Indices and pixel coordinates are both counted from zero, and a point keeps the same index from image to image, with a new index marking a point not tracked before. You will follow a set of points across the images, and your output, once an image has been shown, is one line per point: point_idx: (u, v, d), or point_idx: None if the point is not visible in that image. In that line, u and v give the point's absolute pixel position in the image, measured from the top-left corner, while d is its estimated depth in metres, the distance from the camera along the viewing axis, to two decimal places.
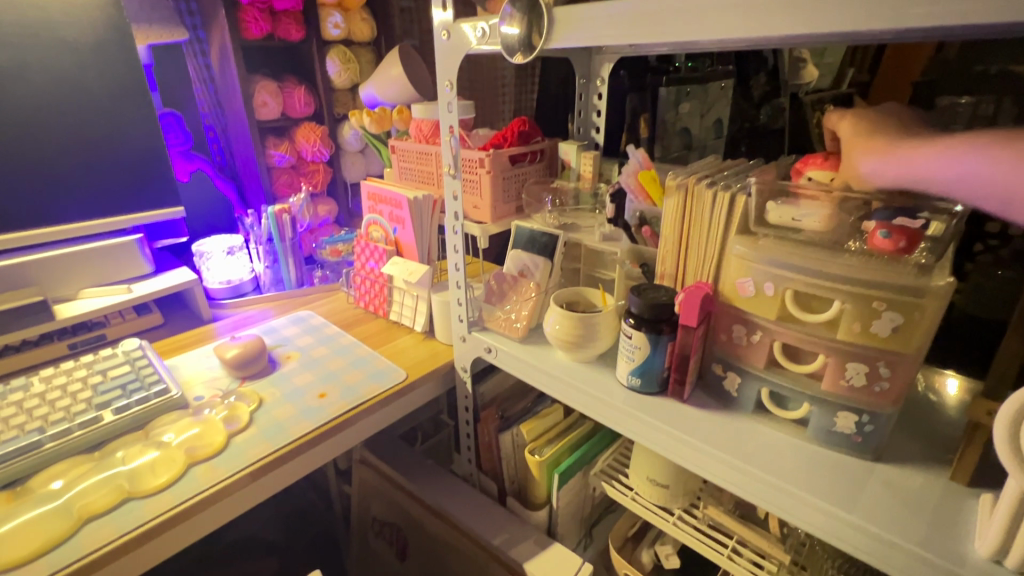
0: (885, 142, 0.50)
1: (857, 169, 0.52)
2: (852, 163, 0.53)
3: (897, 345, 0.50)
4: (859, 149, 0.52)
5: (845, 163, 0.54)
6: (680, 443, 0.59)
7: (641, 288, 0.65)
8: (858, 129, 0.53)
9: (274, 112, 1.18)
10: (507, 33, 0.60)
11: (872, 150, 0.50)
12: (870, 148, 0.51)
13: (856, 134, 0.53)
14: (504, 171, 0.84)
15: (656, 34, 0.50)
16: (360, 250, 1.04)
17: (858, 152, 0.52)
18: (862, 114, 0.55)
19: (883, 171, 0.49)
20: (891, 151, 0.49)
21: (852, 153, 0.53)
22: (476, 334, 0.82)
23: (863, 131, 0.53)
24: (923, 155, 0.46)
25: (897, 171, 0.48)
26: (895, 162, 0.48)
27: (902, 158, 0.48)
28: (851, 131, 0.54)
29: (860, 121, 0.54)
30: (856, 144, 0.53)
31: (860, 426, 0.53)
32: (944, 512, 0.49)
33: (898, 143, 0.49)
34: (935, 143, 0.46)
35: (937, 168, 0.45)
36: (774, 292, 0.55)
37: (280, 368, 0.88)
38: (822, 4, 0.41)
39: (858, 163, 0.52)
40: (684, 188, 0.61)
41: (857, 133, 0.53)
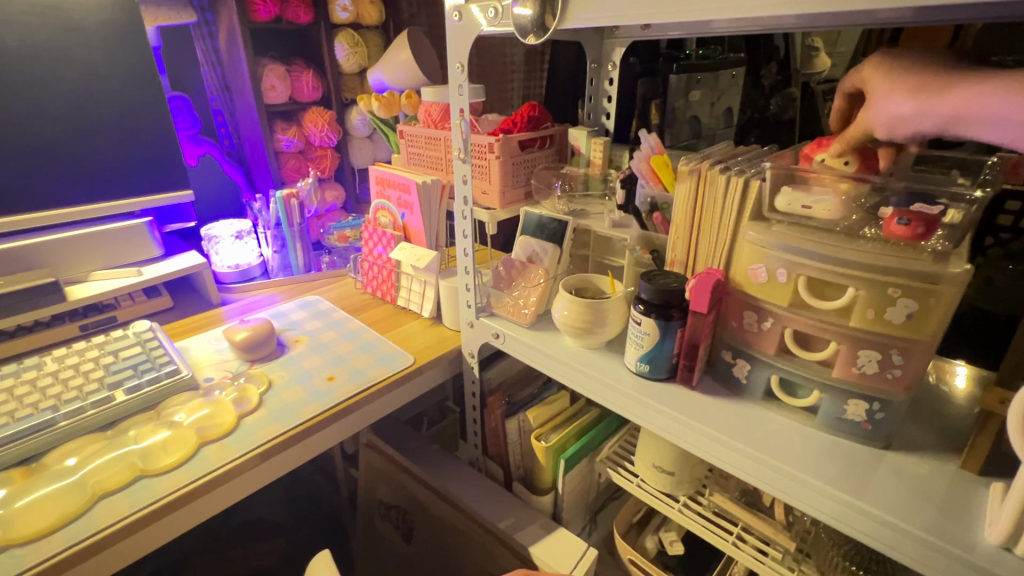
0: (922, 81, 0.46)
1: (888, 114, 0.48)
2: (881, 106, 0.49)
3: (910, 332, 0.49)
4: (888, 91, 0.48)
5: (872, 111, 0.50)
6: (689, 428, 0.59)
7: (651, 274, 0.64)
8: (889, 70, 0.49)
9: (282, 95, 1.17)
10: (519, 14, 0.58)
11: (905, 90, 0.47)
12: (903, 88, 0.47)
13: (887, 74, 0.49)
14: (514, 156, 0.84)
15: (670, 14, 0.49)
16: (368, 236, 1.03)
17: (887, 96, 0.48)
18: (889, 57, 0.50)
19: (921, 113, 0.45)
20: (922, 94, 0.45)
21: (881, 94, 0.49)
22: (484, 320, 0.82)
23: (893, 70, 0.49)
24: (970, 94, 0.42)
25: (938, 112, 0.44)
26: (933, 103, 0.44)
27: (945, 97, 0.44)
28: (880, 73, 0.50)
29: (888, 63, 0.50)
30: (886, 85, 0.48)
31: (870, 414, 0.53)
32: (955, 501, 0.49)
33: (936, 83, 0.45)
34: (986, 81, 0.42)
35: (986, 111, 0.41)
36: (787, 278, 0.55)
37: (288, 351, 0.88)
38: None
39: (889, 105, 0.48)
40: (697, 173, 0.60)
41: (885, 75, 0.49)
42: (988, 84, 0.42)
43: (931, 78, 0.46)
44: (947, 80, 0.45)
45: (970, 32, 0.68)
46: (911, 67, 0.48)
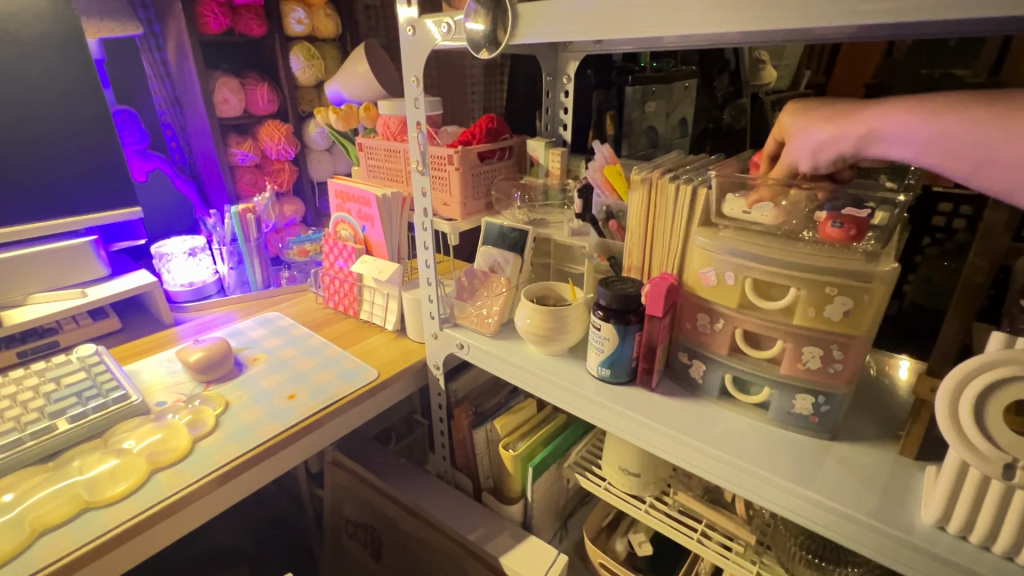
0: (834, 112, 0.50)
1: (808, 141, 0.52)
2: (802, 135, 0.53)
3: (848, 329, 0.52)
4: (808, 122, 0.52)
5: (793, 143, 0.54)
6: (648, 428, 0.61)
7: (609, 280, 0.66)
8: (806, 108, 0.54)
9: (236, 109, 1.15)
10: (473, 29, 0.60)
11: (821, 120, 0.51)
12: (816, 121, 0.51)
13: (805, 111, 0.53)
14: (473, 167, 0.86)
15: (615, 30, 0.50)
16: (328, 250, 1.02)
17: (806, 128, 0.52)
18: (806, 102, 0.55)
19: (838, 137, 0.49)
20: (835, 120, 0.49)
21: (798, 128, 0.53)
22: (448, 331, 0.82)
23: (812, 109, 0.53)
24: (878, 115, 0.46)
25: (852, 133, 0.48)
26: (847, 126, 0.48)
27: (853, 123, 0.48)
28: (797, 112, 0.55)
29: (804, 104, 0.55)
30: (801, 122, 0.53)
31: (817, 407, 0.56)
32: (896, 485, 0.52)
33: (845, 114, 0.49)
34: (893, 104, 0.46)
35: (902, 126, 0.44)
36: (734, 281, 0.57)
37: (246, 370, 0.85)
38: (768, 4, 0.42)
39: (809, 133, 0.52)
40: (649, 182, 0.63)
41: (800, 113, 0.54)
42: (890, 109, 0.46)
43: (842, 111, 0.50)
44: (855, 110, 0.49)
45: (901, 46, 0.73)
46: (824, 104, 0.53)
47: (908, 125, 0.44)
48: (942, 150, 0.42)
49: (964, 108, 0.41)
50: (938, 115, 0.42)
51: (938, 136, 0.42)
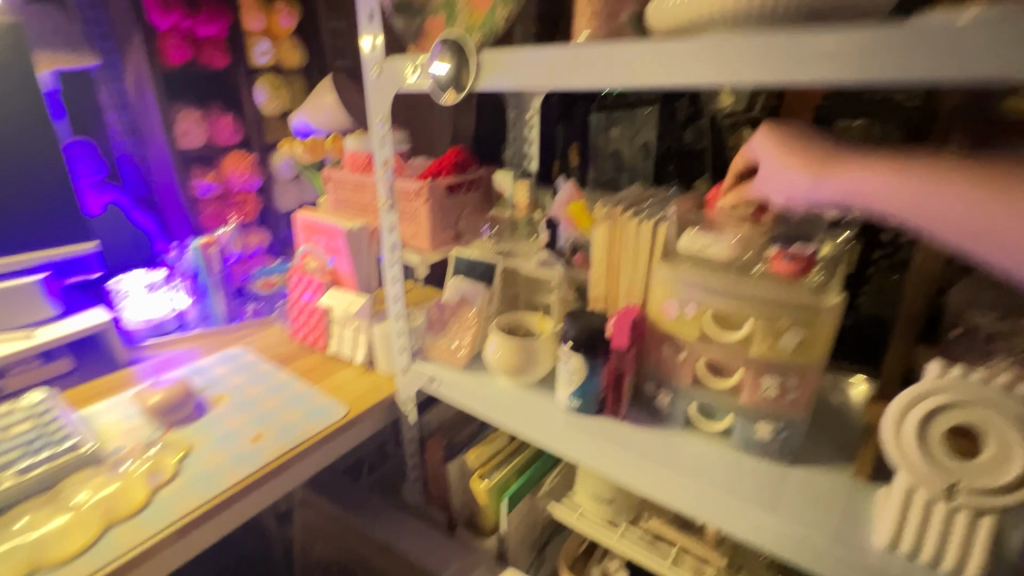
0: (813, 158, 0.49)
1: (784, 185, 0.50)
2: (779, 178, 0.51)
3: (802, 358, 0.55)
4: (786, 164, 0.50)
5: (770, 182, 0.53)
6: (618, 459, 0.62)
7: (576, 313, 0.68)
8: (785, 145, 0.52)
9: (197, 141, 1.13)
10: (439, 69, 0.61)
11: (799, 165, 0.49)
12: (798, 164, 0.49)
13: (782, 149, 0.52)
14: (441, 200, 0.87)
15: (570, 80, 0.52)
16: (295, 282, 1.01)
17: (783, 172, 0.51)
18: (787, 134, 0.53)
19: (815, 189, 0.47)
20: (814, 171, 0.48)
21: (777, 166, 0.51)
22: (418, 365, 0.82)
23: (792, 148, 0.51)
24: (854, 174, 0.44)
25: (826, 189, 0.46)
26: (824, 180, 0.47)
27: (834, 173, 0.46)
28: (776, 148, 0.53)
29: (786, 139, 0.53)
30: (781, 161, 0.51)
31: (777, 433, 0.58)
32: (851, 506, 0.54)
33: (826, 160, 0.48)
34: (874, 162, 0.44)
35: (877, 189, 0.43)
36: (694, 313, 0.59)
37: (209, 411, 0.83)
38: (707, 61, 0.43)
39: (785, 179, 0.50)
40: (610, 219, 0.65)
41: (781, 150, 0.52)
42: (870, 164, 0.44)
43: (823, 154, 0.48)
44: (836, 158, 0.47)
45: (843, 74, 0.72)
46: (806, 144, 0.51)
47: (886, 189, 0.42)
48: (917, 219, 0.40)
49: (944, 177, 0.39)
50: (914, 175, 0.41)
51: (910, 197, 0.40)
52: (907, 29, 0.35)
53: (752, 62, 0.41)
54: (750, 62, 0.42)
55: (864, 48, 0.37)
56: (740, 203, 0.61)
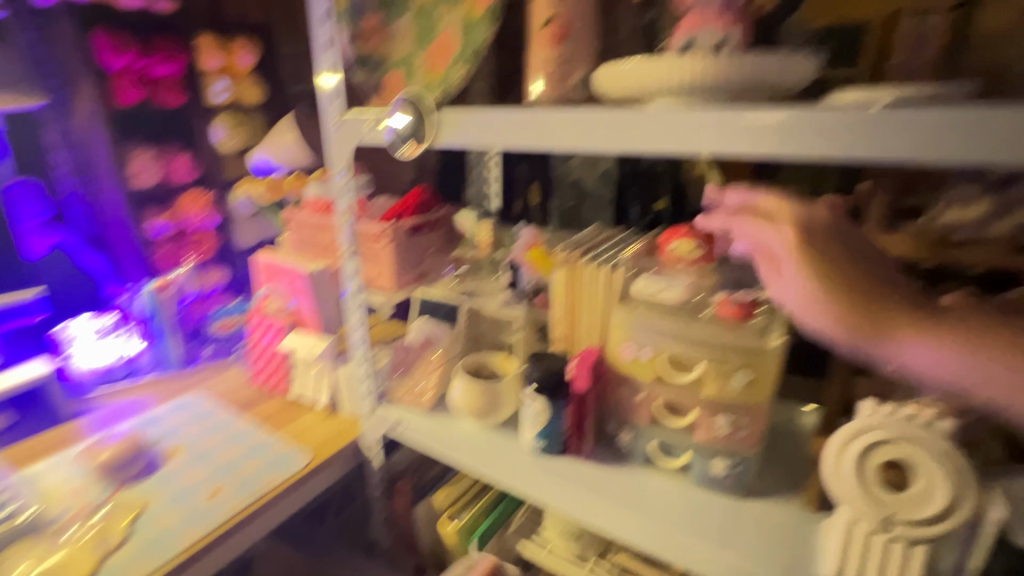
0: (848, 297, 0.39)
1: (811, 321, 0.40)
2: (804, 312, 0.41)
3: (749, 399, 0.58)
4: (812, 297, 0.40)
5: (789, 305, 0.43)
6: (581, 500, 0.63)
7: (539, 355, 0.70)
8: (808, 264, 0.41)
9: (152, 180, 1.12)
10: (400, 119, 0.62)
11: (829, 303, 0.39)
12: (826, 301, 0.39)
13: (806, 271, 0.41)
14: (405, 241, 0.88)
15: (523, 141, 0.54)
16: (255, 325, 0.99)
17: (806, 308, 0.41)
18: (805, 246, 0.42)
19: (858, 346, 0.38)
20: (853, 320, 0.38)
21: (796, 292, 0.41)
22: (382, 410, 0.83)
23: (815, 274, 0.41)
24: (915, 343, 0.36)
25: (877, 351, 0.37)
26: (873, 338, 0.37)
27: (884, 333, 0.37)
28: (795, 267, 0.42)
29: (800, 250, 0.42)
30: (802, 292, 0.41)
31: (731, 469, 0.61)
32: (801, 538, 0.57)
33: (867, 303, 0.38)
34: (936, 328, 0.35)
35: (947, 372, 0.35)
36: (649, 356, 0.62)
37: (162, 466, 0.80)
38: (644, 130, 0.48)
39: (812, 316, 0.40)
40: (568, 263, 0.68)
41: (799, 272, 0.42)
42: (934, 331, 0.35)
43: (859, 292, 0.39)
44: (880, 302, 0.38)
45: None
46: (829, 264, 0.41)
47: (960, 375, 0.34)
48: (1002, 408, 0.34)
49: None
50: (991, 363, 0.33)
51: (980, 394, 0.34)
52: (815, 111, 0.40)
53: (687, 134, 0.46)
54: (683, 132, 0.46)
55: (786, 124, 0.41)
56: (685, 243, 0.63)
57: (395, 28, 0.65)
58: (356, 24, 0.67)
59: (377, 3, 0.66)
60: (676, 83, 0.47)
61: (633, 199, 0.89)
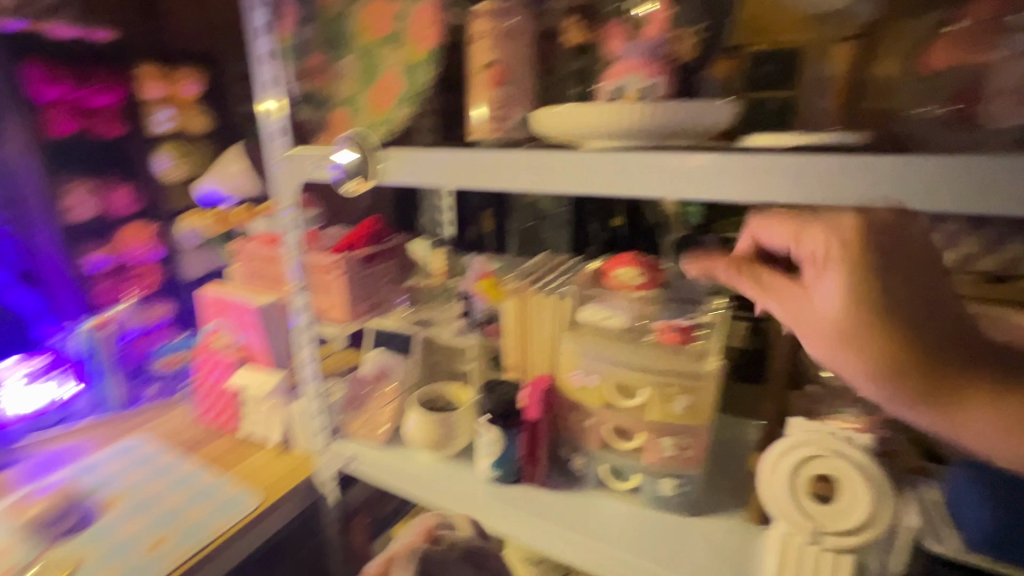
0: (908, 371, 0.41)
1: (856, 380, 0.44)
2: (853, 374, 0.44)
3: (690, 420, 0.61)
4: (860, 366, 0.43)
5: (829, 358, 0.45)
6: (537, 529, 0.64)
7: (493, 385, 0.71)
8: (863, 331, 0.42)
9: (89, 213, 1.08)
10: (348, 157, 0.62)
11: (880, 374, 0.42)
12: (899, 391, 0.42)
13: (858, 339, 0.42)
14: (358, 272, 0.87)
15: (467, 180, 0.56)
16: (202, 361, 0.96)
17: (855, 373, 0.44)
18: (867, 308, 0.42)
19: (911, 414, 0.43)
20: (909, 395, 0.42)
21: (860, 374, 0.43)
22: (337, 444, 0.82)
23: (872, 341, 0.42)
24: (973, 425, 0.40)
25: (931, 422, 0.42)
26: (925, 412, 0.42)
27: (949, 416, 0.41)
28: (847, 332, 0.43)
29: (860, 327, 0.42)
30: (872, 380, 0.43)
31: (678, 487, 0.63)
32: (745, 553, 0.59)
33: (931, 382, 0.41)
34: (999, 414, 0.39)
35: (997, 448, 0.40)
36: (597, 383, 0.64)
37: (99, 518, 0.75)
38: (578, 171, 0.51)
39: (863, 380, 0.44)
40: (518, 293, 0.70)
41: (859, 350, 0.42)
42: (1002, 412, 0.39)
43: (928, 373, 0.41)
44: (948, 385, 0.40)
45: None
46: (902, 346, 0.41)
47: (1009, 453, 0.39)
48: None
49: None
50: None
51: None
52: (726, 157, 0.44)
53: (615, 176, 0.49)
54: (617, 173, 0.49)
55: (704, 167, 0.45)
56: (630, 269, 0.68)
57: (339, 67, 0.66)
58: (301, 62, 0.68)
59: (321, 42, 0.67)
60: (608, 127, 0.49)
61: (591, 218, 0.95)
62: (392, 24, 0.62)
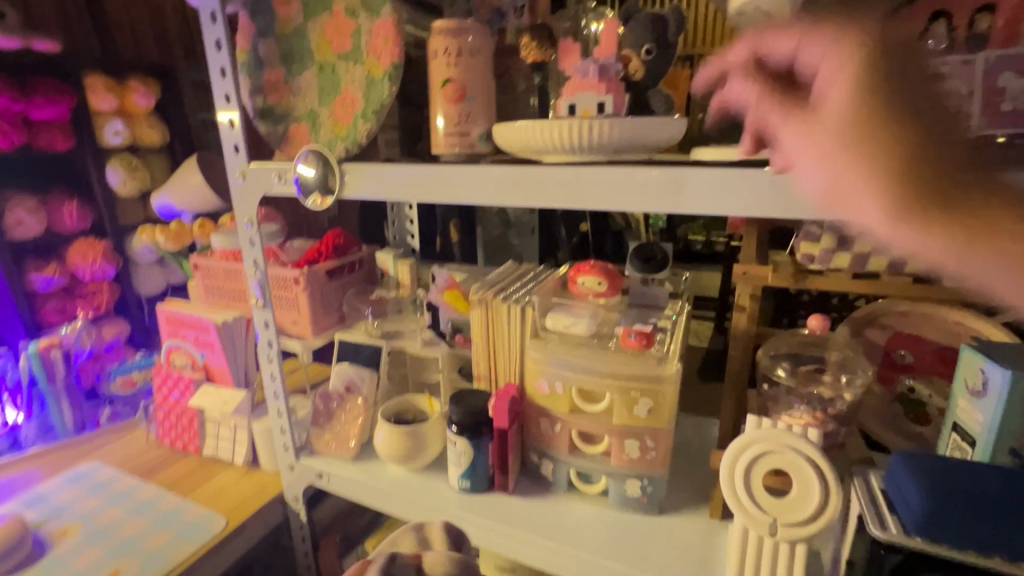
0: (915, 180, 0.27)
1: (836, 193, 0.29)
2: (841, 183, 0.29)
3: (653, 422, 0.62)
4: (853, 166, 0.28)
5: (811, 165, 0.30)
6: (509, 536, 0.65)
7: (459, 395, 0.71)
8: (863, 112, 0.28)
9: (34, 230, 1.05)
10: (304, 172, 0.63)
11: (886, 181, 0.27)
12: (899, 209, 0.27)
13: (847, 132, 0.28)
14: (321, 286, 0.86)
15: (431, 194, 0.57)
16: (161, 381, 0.93)
17: (851, 177, 0.28)
18: (869, 87, 0.28)
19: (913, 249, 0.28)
20: (917, 210, 0.27)
21: (858, 198, 0.29)
22: (304, 461, 0.79)
23: (872, 131, 0.27)
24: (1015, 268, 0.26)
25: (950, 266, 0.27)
26: (943, 246, 0.27)
27: (958, 237, 0.26)
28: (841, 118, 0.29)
29: (870, 120, 0.28)
30: (874, 204, 0.28)
31: (644, 488, 0.65)
32: (707, 548, 0.62)
33: (931, 188, 0.27)
34: None
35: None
36: (563, 390, 0.65)
37: (51, 551, 0.72)
38: (539, 186, 0.52)
39: (848, 191, 0.29)
40: (484, 302, 0.70)
41: (859, 152, 0.28)
42: None
43: (916, 183, 0.27)
44: (966, 202, 0.26)
45: None
46: (907, 135, 0.27)
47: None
48: None
49: None
50: None
51: None
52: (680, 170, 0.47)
53: (575, 189, 0.51)
54: (578, 186, 0.51)
55: (657, 179, 0.47)
56: (591, 278, 0.70)
57: (298, 82, 0.65)
58: (257, 77, 0.66)
59: (278, 57, 0.65)
60: (565, 144, 0.51)
61: (559, 222, 0.96)
62: (351, 41, 0.62)
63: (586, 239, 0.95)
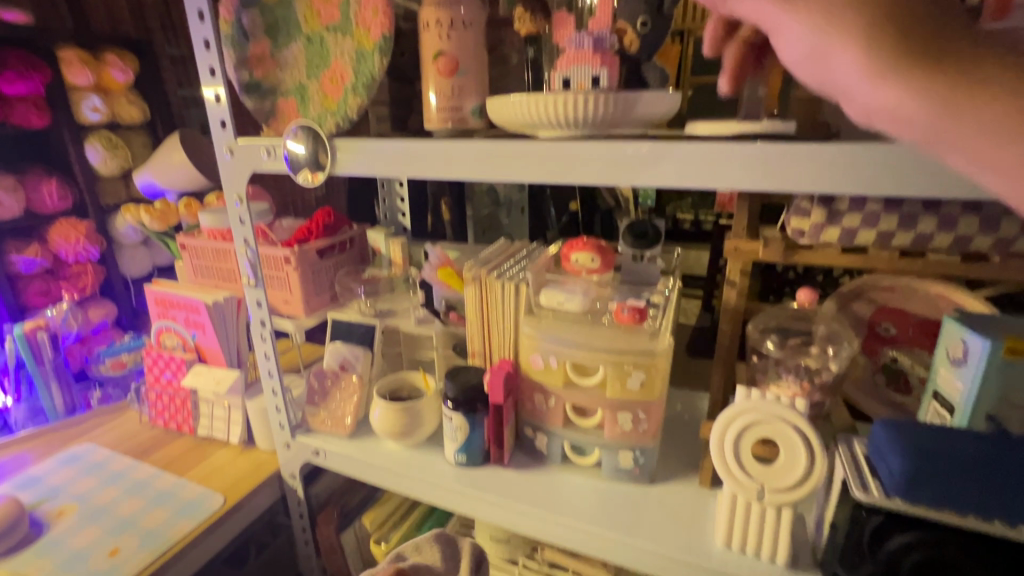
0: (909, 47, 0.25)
1: (830, 71, 0.28)
2: (829, 60, 0.28)
3: (646, 395, 0.64)
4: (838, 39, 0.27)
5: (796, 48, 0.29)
6: (505, 507, 0.66)
7: (454, 371, 0.72)
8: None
9: (12, 209, 1.02)
10: (294, 149, 0.62)
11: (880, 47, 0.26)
12: (877, 60, 0.26)
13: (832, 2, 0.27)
14: (313, 265, 0.85)
15: (424, 170, 0.56)
16: (152, 362, 0.92)
17: (837, 50, 0.27)
18: None
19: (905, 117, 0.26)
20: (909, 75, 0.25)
21: (836, 56, 0.27)
22: (300, 439, 0.80)
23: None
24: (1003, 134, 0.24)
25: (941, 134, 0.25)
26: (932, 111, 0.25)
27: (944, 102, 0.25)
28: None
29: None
30: (853, 58, 0.26)
31: (636, 459, 0.67)
32: (698, 515, 0.64)
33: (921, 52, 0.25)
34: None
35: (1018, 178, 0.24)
36: (558, 364, 0.66)
37: (48, 531, 0.72)
38: (533, 161, 0.52)
39: (836, 64, 0.27)
40: (478, 279, 0.70)
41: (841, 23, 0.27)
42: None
43: (907, 48, 0.26)
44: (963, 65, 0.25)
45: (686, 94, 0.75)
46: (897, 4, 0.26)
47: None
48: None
49: None
50: None
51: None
52: (674, 144, 0.47)
53: (570, 164, 0.50)
54: (572, 162, 0.50)
55: (651, 153, 0.47)
56: (584, 255, 0.69)
57: (285, 54, 0.63)
58: (242, 51, 0.63)
59: (263, 28, 0.64)
60: (563, 119, 0.50)
61: (548, 202, 0.97)
62: (340, 12, 0.60)
63: (576, 218, 0.95)
